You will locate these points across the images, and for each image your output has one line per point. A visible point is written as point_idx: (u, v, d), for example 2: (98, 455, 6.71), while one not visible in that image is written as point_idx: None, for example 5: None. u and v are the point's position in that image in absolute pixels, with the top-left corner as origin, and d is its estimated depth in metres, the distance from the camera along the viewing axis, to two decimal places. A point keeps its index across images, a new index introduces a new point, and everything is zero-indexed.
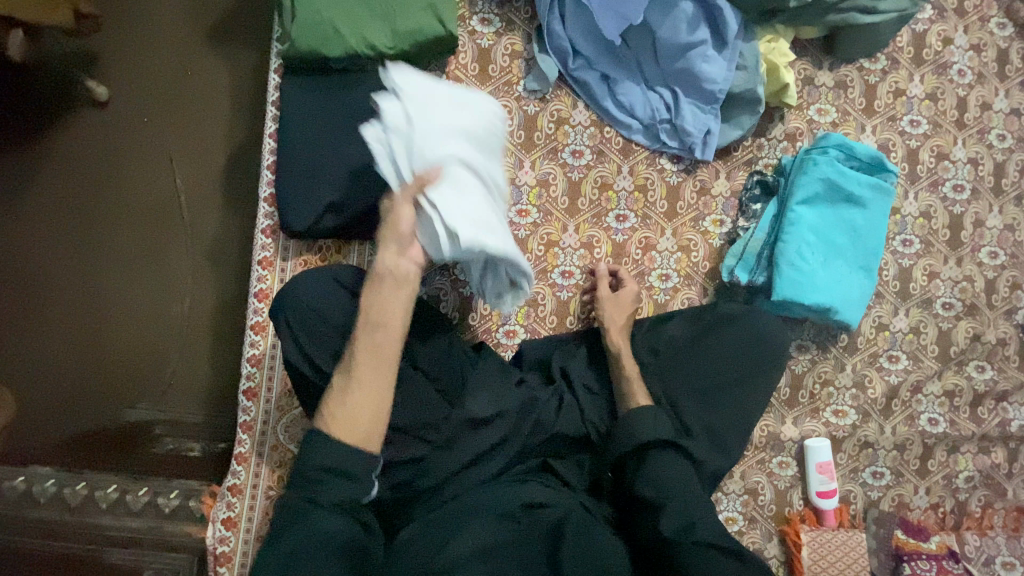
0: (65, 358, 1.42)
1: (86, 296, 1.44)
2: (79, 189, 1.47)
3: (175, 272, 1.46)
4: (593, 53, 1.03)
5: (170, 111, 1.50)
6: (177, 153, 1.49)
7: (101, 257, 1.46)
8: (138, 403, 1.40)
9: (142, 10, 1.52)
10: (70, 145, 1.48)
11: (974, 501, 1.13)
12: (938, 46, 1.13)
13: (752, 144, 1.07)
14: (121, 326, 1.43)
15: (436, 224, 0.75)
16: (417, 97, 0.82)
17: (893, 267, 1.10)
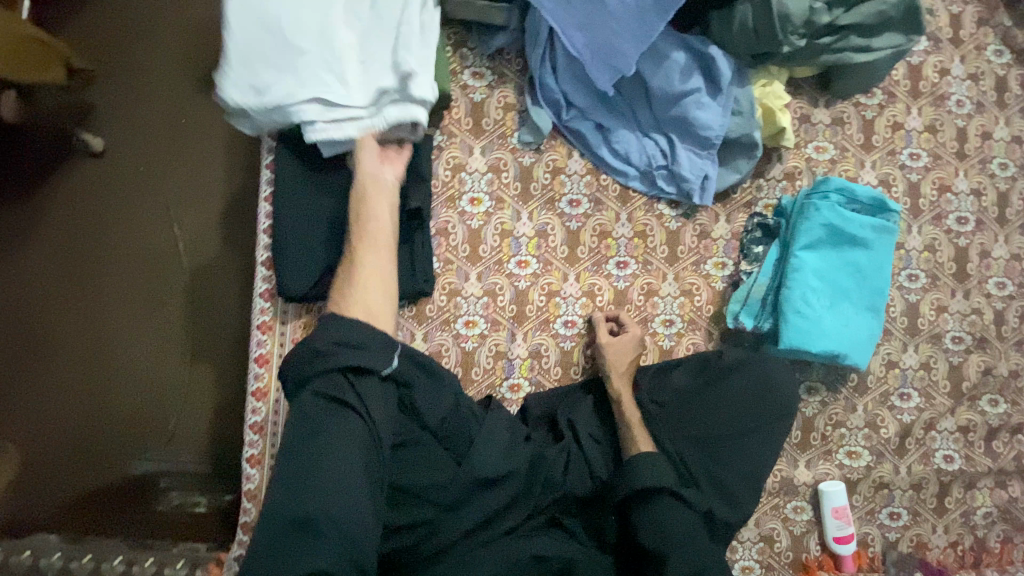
0: (68, 414, 1.40)
1: (87, 350, 1.43)
2: (77, 242, 1.47)
3: (174, 323, 1.45)
4: (586, 104, 1.02)
5: (167, 161, 1.50)
6: (177, 202, 1.49)
7: (101, 309, 1.45)
8: (143, 456, 1.40)
9: (133, 62, 1.51)
10: (72, 194, 1.48)
11: (993, 537, 1.10)
12: (935, 78, 1.12)
13: (750, 186, 1.06)
14: (123, 379, 1.42)
15: (404, 95, 0.93)
16: (283, 85, 0.89)
17: (900, 303, 1.08)
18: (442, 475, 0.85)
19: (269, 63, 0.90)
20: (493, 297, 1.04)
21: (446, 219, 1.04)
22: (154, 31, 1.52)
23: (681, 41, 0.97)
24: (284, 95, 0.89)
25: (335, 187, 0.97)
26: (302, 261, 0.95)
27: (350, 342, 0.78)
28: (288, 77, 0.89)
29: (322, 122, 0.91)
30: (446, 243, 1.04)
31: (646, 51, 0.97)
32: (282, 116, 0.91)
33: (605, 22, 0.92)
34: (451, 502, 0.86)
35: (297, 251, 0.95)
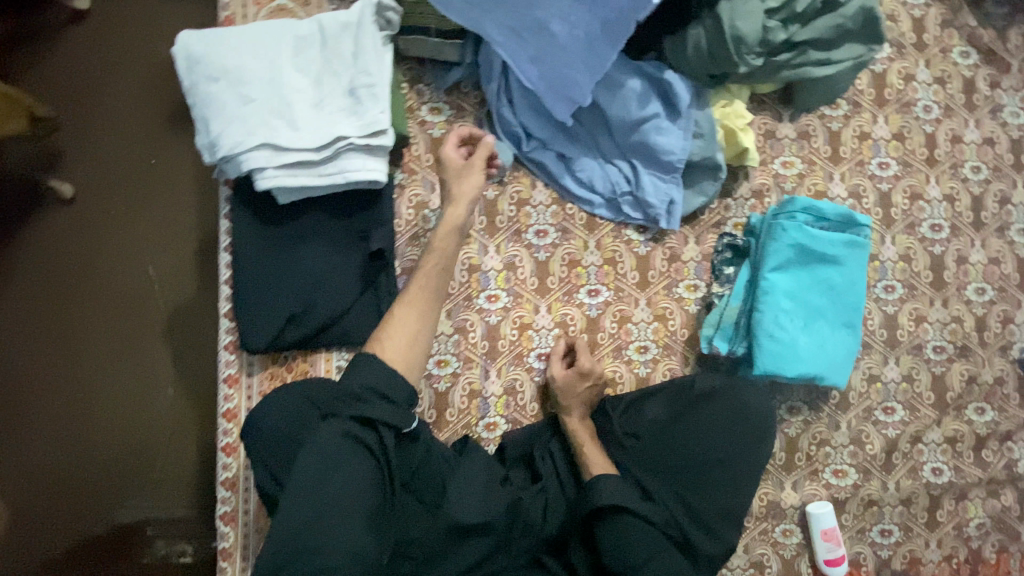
0: (49, 466, 1.38)
1: (66, 401, 1.41)
2: (51, 292, 1.44)
3: (155, 368, 1.43)
4: (547, 135, 1.01)
5: (139, 204, 1.48)
6: (151, 246, 1.47)
7: (79, 358, 1.43)
8: (130, 504, 1.39)
9: (97, 107, 1.49)
10: (45, 241, 1.46)
11: (988, 547, 1.08)
12: (900, 84, 1.10)
13: (718, 207, 1.05)
14: (106, 428, 1.41)
15: (358, 139, 0.90)
16: (233, 136, 0.88)
17: (878, 316, 1.06)
18: (416, 530, 0.84)
19: (221, 113, 0.88)
20: (464, 335, 1.01)
21: (411, 258, 1.01)
22: (117, 74, 1.50)
23: (637, 68, 0.96)
24: (234, 145, 0.87)
25: (297, 234, 0.96)
26: (264, 312, 0.93)
27: (380, 390, 0.76)
28: (240, 126, 0.88)
29: (272, 169, 0.89)
30: None
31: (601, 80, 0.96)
32: (233, 164, 0.89)
33: (559, 55, 0.90)
34: (428, 555, 0.85)
35: (258, 301, 0.94)
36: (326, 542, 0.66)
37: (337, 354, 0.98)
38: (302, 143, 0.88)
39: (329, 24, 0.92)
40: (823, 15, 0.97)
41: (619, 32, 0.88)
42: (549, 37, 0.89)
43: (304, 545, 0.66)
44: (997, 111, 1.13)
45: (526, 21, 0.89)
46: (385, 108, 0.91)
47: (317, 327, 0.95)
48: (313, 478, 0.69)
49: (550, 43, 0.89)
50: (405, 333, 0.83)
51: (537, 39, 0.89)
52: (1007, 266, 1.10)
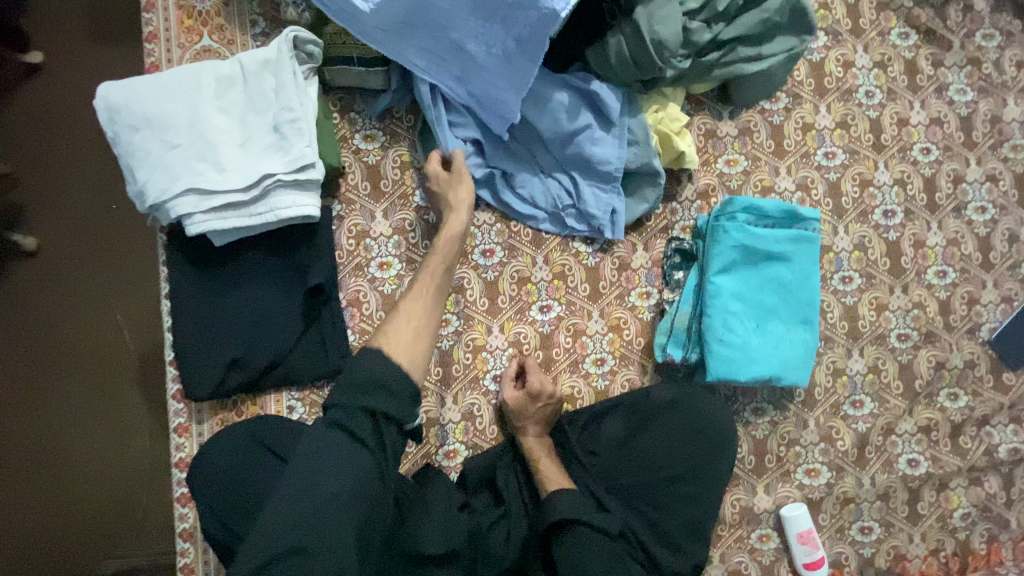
0: (29, 525, 1.38)
1: (43, 456, 1.41)
2: (17, 350, 1.43)
3: (128, 417, 1.43)
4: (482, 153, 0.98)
5: (101, 252, 1.47)
6: (117, 292, 1.47)
7: (53, 414, 1.42)
8: (114, 557, 1.38)
9: (52, 158, 1.48)
10: (6, 297, 1.44)
11: (976, 538, 1.04)
12: (840, 72, 1.08)
13: (664, 211, 1.03)
14: (84, 481, 1.41)
15: (287, 175, 0.89)
16: (159, 183, 0.87)
17: (837, 308, 1.04)
18: None
19: (146, 161, 0.88)
20: None
21: (356, 289, 1.00)
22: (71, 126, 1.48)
23: (563, 81, 0.95)
24: (159, 192, 0.86)
25: (237, 275, 0.94)
26: (205, 356, 0.92)
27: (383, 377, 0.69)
28: (165, 173, 0.87)
29: (200, 212, 0.88)
30: (360, 314, 1.00)
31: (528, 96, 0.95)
32: (162, 210, 0.88)
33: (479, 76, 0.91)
34: None
35: (200, 346, 0.92)
36: (324, 534, 0.62)
37: (287, 393, 0.97)
38: (228, 184, 0.87)
39: (248, 63, 0.91)
40: (749, 9, 0.96)
41: (534, 48, 0.87)
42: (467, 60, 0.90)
43: (301, 543, 0.62)
44: (943, 90, 1.10)
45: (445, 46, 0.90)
46: (312, 142, 0.90)
47: (262, 369, 0.93)
48: (311, 476, 0.64)
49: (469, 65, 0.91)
50: (407, 326, 0.78)
51: (457, 61, 0.91)
52: (968, 246, 1.08)
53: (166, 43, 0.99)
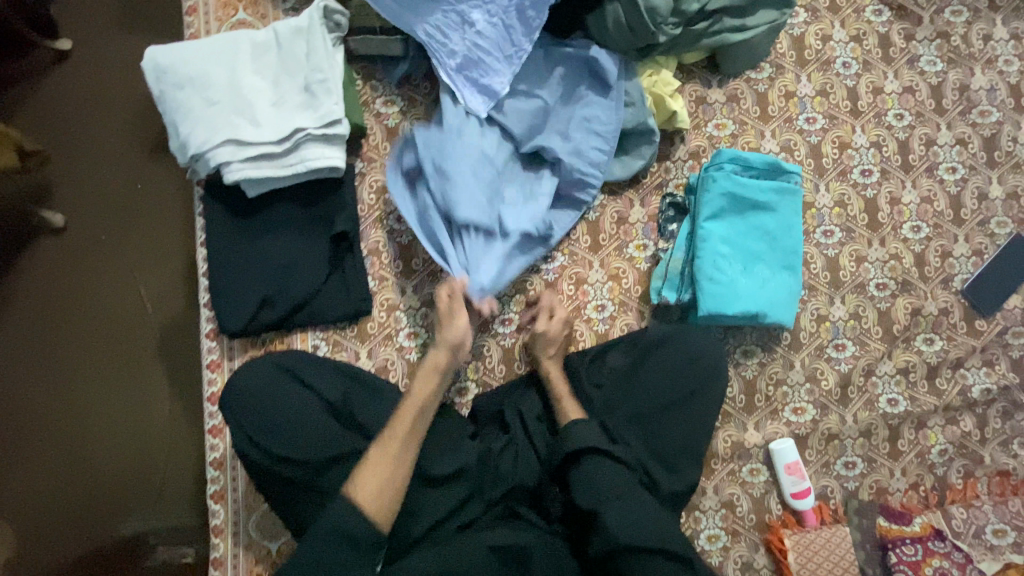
0: (56, 484, 1.45)
1: (70, 418, 1.47)
2: (52, 319, 1.51)
3: (150, 387, 1.48)
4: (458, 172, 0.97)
5: (127, 223, 1.54)
6: (139, 262, 1.52)
7: (82, 379, 1.49)
8: (132, 517, 1.43)
9: (81, 137, 1.55)
10: (40, 267, 1.53)
11: (954, 474, 1.10)
12: (819, 45, 1.19)
13: (659, 169, 1.12)
14: (106, 444, 1.46)
15: (315, 129, 0.98)
16: (200, 135, 0.96)
17: (819, 259, 1.12)
18: None
19: (188, 117, 0.97)
20: (431, 307, 1.08)
21: (376, 240, 1.09)
22: (99, 104, 1.55)
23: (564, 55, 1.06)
24: (201, 143, 0.96)
25: (268, 224, 1.03)
26: (238, 297, 1.01)
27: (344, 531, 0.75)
28: (205, 127, 0.96)
29: (238, 162, 0.97)
30: (379, 262, 1.08)
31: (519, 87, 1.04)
32: (202, 160, 0.98)
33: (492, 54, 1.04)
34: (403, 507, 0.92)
35: (234, 287, 1.01)
36: None
37: (313, 333, 1.06)
38: (263, 137, 0.97)
39: (281, 30, 1.01)
40: None
41: (531, 19, 1.01)
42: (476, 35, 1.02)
43: None
44: (915, 61, 1.21)
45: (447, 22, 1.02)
46: (338, 99, 0.99)
47: (290, 308, 1.02)
48: None
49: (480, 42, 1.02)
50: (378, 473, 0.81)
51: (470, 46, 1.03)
52: (940, 203, 1.17)
53: (205, 16, 1.09)
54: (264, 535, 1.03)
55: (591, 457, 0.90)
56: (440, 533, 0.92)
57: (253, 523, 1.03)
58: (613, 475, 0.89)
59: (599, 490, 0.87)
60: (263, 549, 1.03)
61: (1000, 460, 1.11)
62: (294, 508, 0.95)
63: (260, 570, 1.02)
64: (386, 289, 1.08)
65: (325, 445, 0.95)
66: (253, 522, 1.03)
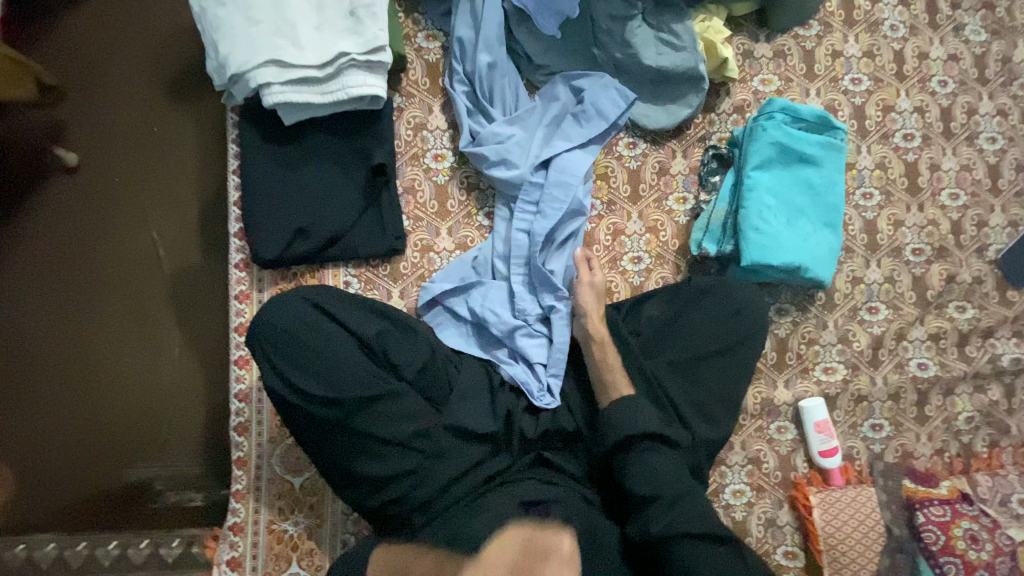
0: (51, 423, 1.31)
1: (68, 356, 1.34)
2: (52, 249, 1.37)
3: (159, 328, 1.35)
4: (464, 268, 1.04)
5: (136, 151, 1.41)
6: (150, 192, 1.40)
7: (82, 316, 1.35)
8: (139, 462, 1.30)
9: (89, 61, 1.44)
10: (45, 194, 1.39)
11: (979, 442, 1.10)
12: (867, 6, 1.18)
13: (703, 122, 1.10)
14: (109, 386, 1.33)
15: (359, 56, 0.95)
16: (241, 53, 0.93)
17: (858, 221, 1.12)
18: (421, 424, 0.90)
19: (229, 34, 0.94)
20: (465, 249, 1.06)
21: (412, 177, 1.06)
22: (112, 28, 1.45)
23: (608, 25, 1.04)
24: (241, 62, 0.93)
25: (305, 153, 1.01)
26: (272, 225, 0.99)
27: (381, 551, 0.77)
28: (246, 45, 0.93)
29: (278, 84, 0.94)
30: (415, 201, 1.05)
31: (512, 134, 1.03)
32: (241, 80, 0.95)
33: (493, 56, 1.04)
34: (434, 450, 0.90)
35: (268, 216, 0.99)
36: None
37: (344, 269, 1.03)
38: (306, 60, 0.94)
39: None
40: None
41: None
42: (476, 44, 1.04)
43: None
44: (961, 29, 1.20)
45: (471, 13, 1.05)
46: (384, 27, 0.96)
47: (323, 241, 1.00)
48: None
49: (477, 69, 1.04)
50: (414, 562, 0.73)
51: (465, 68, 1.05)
52: (979, 172, 1.16)
53: None
54: (287, 471, 1.01)
55: (641, 445, 0.87)
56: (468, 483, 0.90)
57: (276, 459, 1.01)
58: (666, 468, 0.85)
59: (645, 481, 0.83)
60: (286, 485, 1.01)
61: None
62: (320, 450, 0.90)
63: (281, 506, 1.00)
64: (420, 228, 1.05)
65: (358, 385, 0.89)
66: (276, 456, 1.01)
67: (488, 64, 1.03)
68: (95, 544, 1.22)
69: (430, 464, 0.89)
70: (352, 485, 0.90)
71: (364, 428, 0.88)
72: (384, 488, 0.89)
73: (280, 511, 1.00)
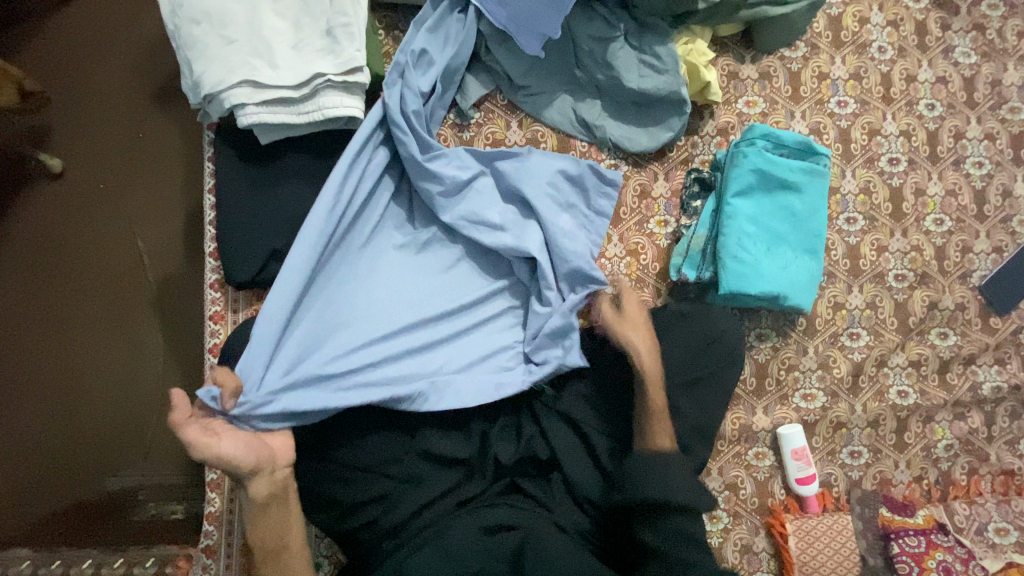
0: (36, 431, 1.31)
1: (53, 363, 1.33)
2: (34, 258, 1.36)
3: (142, 340, 1.34)
4: (423, 280, 0.98)
5: (120, 158, 1.40)
6: (135, 200, 1.38)
7: (66, 324, 1.34)
8: (121, 472, 1.30)
9: (74, 68, 1.42)
10: (30, 200, 1.38)
11: (957, 469, 1.10)
12: (856, 27, 1.16)
13: (685, 144, 1.09)
14: (92, 395, 1.32)
15: (336, 77, 0.94)
16: (215, 73, 0.92)
17: (841, 246, 1.11)
18: (394, 450, 0.90)
19: (203, 53, 0.92)
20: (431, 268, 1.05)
21: None
22: (97, 34, 1.43)
23: (590, 50, 1.04)
24: (215, 83, 0.91)
25: (280, 174, 1.00)
26: (246, 247, 0.97)
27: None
28: (221, 65, 0.92)
29: (253, 106, 0.93)
30: None
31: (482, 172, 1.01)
32: (216, 101, 0.93)
33: (464, 83, 1.05)
34: (407, 476, 0.89)
35: (243, 236, 0.98)
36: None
37: None
38: (282, 81, 0.92)
39: None
40: None
41: None
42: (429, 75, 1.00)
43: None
44: (949, 52, 1.18)
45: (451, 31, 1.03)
46: (360, 47, 0.95)
47: None
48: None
49: (448, 95, 1.04)
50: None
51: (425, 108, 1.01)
52: (964, 198, 1.15)
53: None
54: None
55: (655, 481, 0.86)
56: (439, 507, 0.89)
57: None
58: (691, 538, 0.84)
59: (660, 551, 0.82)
60: None
61: (1004, 459, 1.11)
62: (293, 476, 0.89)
63: None
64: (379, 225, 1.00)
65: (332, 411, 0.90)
66: None
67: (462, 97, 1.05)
68: (68, 564, 1.16)
69: (400, 490, 0.88)
70: (322, 508, 0.89)
71: (335, 454, 0.88)
72: (356, 512, 0.87)
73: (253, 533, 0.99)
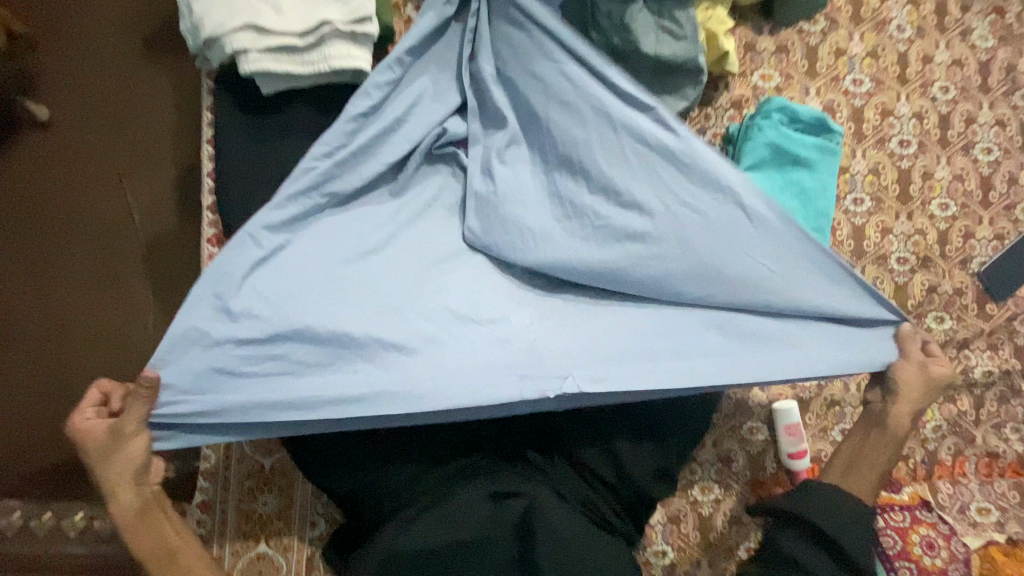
0: (24, 386, 1.28)
1: (41, 316, 1.30)
2: (17, 211, 1.31)
3: (132, 295, 1.31)
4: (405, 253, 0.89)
5: (110, 107, 1.34)
6: (126, 152, 1.33)
7: (55, 277, 1.31)
8: None
9: (64, 10, 1.36)
10: (16, 147, 1.32)
11: (943, 450, 1.13)
12: (875, 4, 1.15)
13: (699, 115, 1.09)
14: (81, 351, 1.29)
15: (343, 25, 0.90)
16: (216, 15, 0.88)
17: (846, 227, 1.11)
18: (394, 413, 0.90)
19: None
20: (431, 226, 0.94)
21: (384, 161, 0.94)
22: None
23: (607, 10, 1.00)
24: (217, 27, 0.88)
25: (283, 126, 0.96)
26: (245, 201, 0.94)
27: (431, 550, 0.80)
28: (222, 7, 0.88)
29: (255, 52, 0.89)
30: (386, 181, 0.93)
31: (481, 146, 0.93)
32: (217, 46, 0.90)
33: None
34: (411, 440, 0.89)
35: (243, 190, 0.94)
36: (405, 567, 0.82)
37: None
38: (286, 27, 0.88)
39: None
40: None
41: None
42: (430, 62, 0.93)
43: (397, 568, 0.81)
44: (967, 34, 1.17)
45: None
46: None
47: None
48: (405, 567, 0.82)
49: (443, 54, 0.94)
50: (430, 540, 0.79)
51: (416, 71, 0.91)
52: (971, 183, 1.15)
53: None
54: (259, 451, 1.00)
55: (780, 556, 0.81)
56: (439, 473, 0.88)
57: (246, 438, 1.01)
58: None
59: None
60: (255, 466, 1.00)
61: (990, 442, 1.13)
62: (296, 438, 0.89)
63: (251, 486, 0.99)
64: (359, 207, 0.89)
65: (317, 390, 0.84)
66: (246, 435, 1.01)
67: (489, 73, 0.92)
68: (59, 516, 1.18)
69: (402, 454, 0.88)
70: (325, 469, 0.88)
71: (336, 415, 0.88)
72: (354, 474, 0.87)
73: (249, 491, 0.99)
